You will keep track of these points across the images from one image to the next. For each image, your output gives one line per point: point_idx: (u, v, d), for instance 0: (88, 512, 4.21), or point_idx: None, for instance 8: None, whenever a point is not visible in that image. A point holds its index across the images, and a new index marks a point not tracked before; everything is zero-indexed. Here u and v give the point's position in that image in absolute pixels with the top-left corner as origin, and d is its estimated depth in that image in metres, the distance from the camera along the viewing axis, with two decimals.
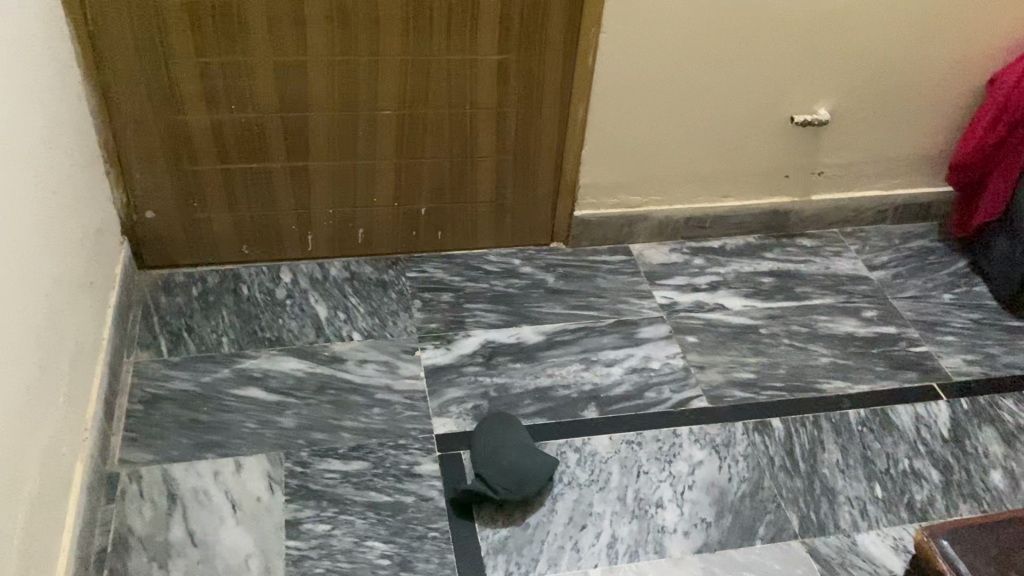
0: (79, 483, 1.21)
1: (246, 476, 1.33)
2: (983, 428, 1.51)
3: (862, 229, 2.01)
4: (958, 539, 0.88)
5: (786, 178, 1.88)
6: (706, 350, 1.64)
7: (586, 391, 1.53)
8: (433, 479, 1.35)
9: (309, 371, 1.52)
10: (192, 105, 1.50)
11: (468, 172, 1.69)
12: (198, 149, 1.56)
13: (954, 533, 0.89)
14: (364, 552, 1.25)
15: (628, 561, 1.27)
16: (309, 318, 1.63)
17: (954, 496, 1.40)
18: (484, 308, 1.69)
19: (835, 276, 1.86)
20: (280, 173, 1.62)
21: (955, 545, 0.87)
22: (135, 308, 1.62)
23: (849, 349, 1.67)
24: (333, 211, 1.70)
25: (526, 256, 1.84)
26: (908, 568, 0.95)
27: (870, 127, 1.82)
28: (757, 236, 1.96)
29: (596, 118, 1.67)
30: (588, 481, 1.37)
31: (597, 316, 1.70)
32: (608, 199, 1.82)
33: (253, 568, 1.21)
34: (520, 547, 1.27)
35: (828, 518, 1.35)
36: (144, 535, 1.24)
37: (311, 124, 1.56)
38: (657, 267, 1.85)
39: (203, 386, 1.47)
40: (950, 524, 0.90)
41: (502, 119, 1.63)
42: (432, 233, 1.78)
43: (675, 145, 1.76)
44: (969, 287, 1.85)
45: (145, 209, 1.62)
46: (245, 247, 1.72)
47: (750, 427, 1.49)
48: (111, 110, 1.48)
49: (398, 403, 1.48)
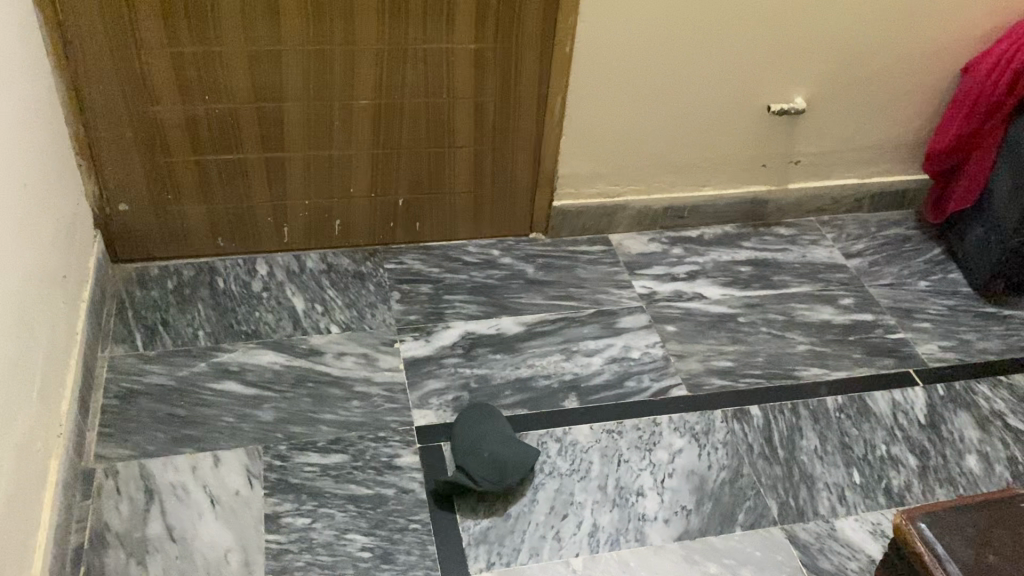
0: (54, 479, 1.19)
1: (225, 471, 1.32)
2: (958, 414, 1.53)
3: (838, 217, 2.02)
4: (936, 522, 0.89)
5: (763, 167, 1.88)
6: (685, 338, 1.65)
7: (566, 381, 1.53)
8: (414, 471, 1.35)
9: (288, 364, 1.51)
10: (165, 96, 1.48)
11: (445, 162, 1.69)
12: (172, 140, 1.54)
13: (932, 517, 0.89)
14: (345, 545, 1.24)
15: (609, 549, 1.27)
16: (286, 310, 1.62)
17: (930, 480, 1.41)
18: (463, 299, 1.69)
19: (812, 264, 1.87)
20: (255, 164, 1.60)
21: (933, 528, 0.88)
22: (109, 302, 1.60)
23: (826, 336, 1.68)
24: (309, 202, 1.69)
25: (505, 246, 1.84)
26: (887, 551, 0.95)
27: (846, 115, 1.83)
28: (735, 225, 1.97)
29: (573, 107, 1.67)
30: (569, 471, 1.38)
31: (576, 306, 1.70)
32: (587, 188, 1.82)
33: (233, 563, 1.20)
34: (501, 538, 1.27)
35: (807, 504, 1.36)
36: (121, 532, 1.22)
37: (286, 115, 1.55)
38: (636, 257, 1.85)
39: (180, 380, 1.46)
40: (928, 507, 0.91)
41: (479, 109, 1.62)
42: (410, 224, 1.77)
43: (652, 135, 1.76)
44: (944, 274, 1.87)
45: (118, 202, 1.60)
46: (220, 239, 1.70)
47: (729, 415, 1.49)
48: (82, 101, 1.46)
49: (377, 395, 1.47)
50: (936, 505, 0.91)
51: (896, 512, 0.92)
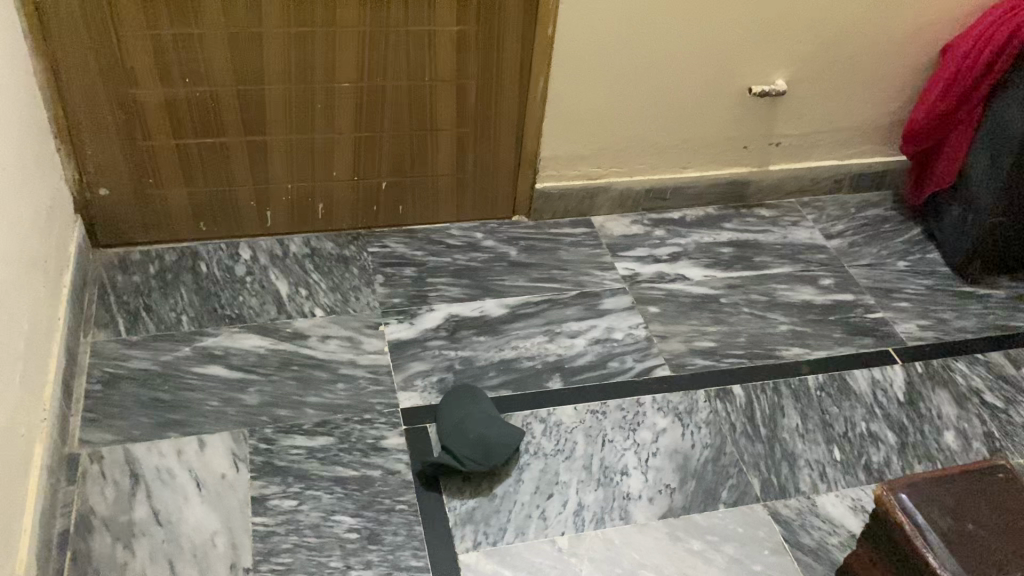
0: (38, 464, 1.19)
1: (210, 454, 1.32)
2: (936, 391, 1.55)
3: (818, 198, 2.04)
4: (915, 492, 0.91)
5: (744, 148, 1.89)
6: (668, 319, 1.66)
7: (550, 363, 1.54)
8: (400, 453, 1.36)
9: (272, 348, 1.51)
10: (145, 79, 1.47)
11: (427, 145, 1.68)
12: (152, 124, 1.52)
13: (911, 487, 0.91)
14: (332, 527, 1.25)
15: (594, 528, 1.29)
16: (270, 294, 1.62)
17: (909, 457, 1.44)
18: (447, 282, 1.69)
19: (793, 245, 1.89)
20: (236, 147, 1.59)
21: (913, 497, 0.90)
22: (91, 287, 1.59)
23: (807, 316, 1.70)
24: (291, 185, 1.68)
25: (488, 229, 1.84)
26: (870, 523, 0.97)
27: (826, 97, 1.84)
28: (716, 207, 1.98)
29: (555, 90, 1.67)
30: (554, 451, 1.39)
31: (560, 288, 1.71)
32: (568, 170, 1.82)
33: (220, 546, 1.20)
34: (487, 518, 1.28)
35: (789, 481, 1.38)
36: (107, 516, 1.22)
37: (267, 98, 1.54)
38: (618, 239, 1.86)
39: (164, 365, 1.45)
40: (908, 478, 0.93)
41: (462, 91, 1.62)
42: (393, 208, 1.77)
43: (634, 118, 1.77)
44: (923, 254, 1.89)
45: (98, 186, 1.58)
46: (202, 223, 1.69)
47: (712, 394, 1.51)
48: (60, 84, 1.44)
49: (363, 377, 1.47)
50: (915, 477, 0.93)
51: (877, 483, 0.94)
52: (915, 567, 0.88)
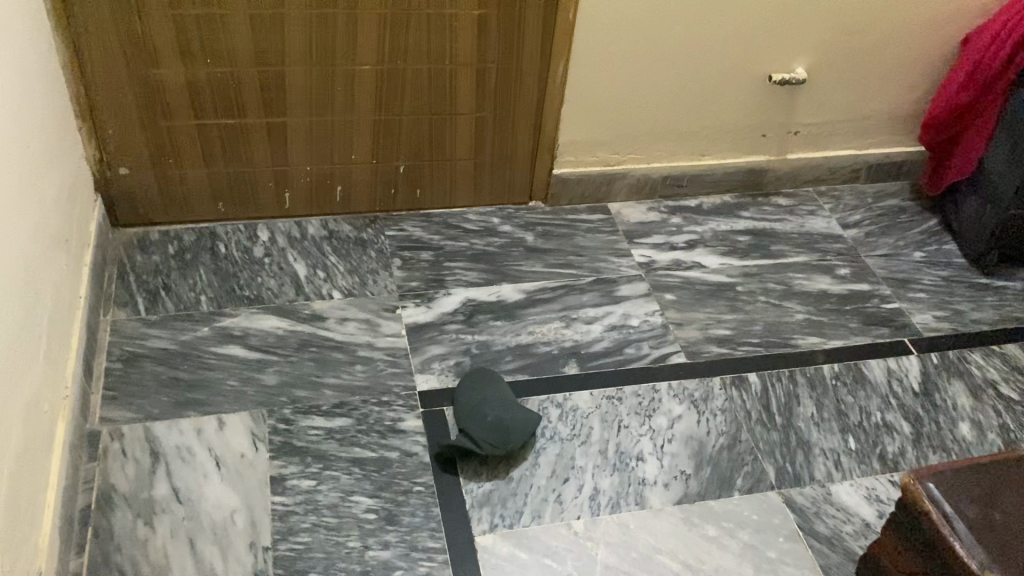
0: (62, 440, 1.20)
1: (229, 434, 1.33)
2: (952, 382, 1.56)
3: (835, 188, 2.03)
4: (944, 482, 0.92)
5: (763, 136, 1.89)
6: (684, 306, 1.66)
7: (567, 348, 1.54)
8: (417, 435, 1.36)
9: (290, 330, 1.51)
10: (167, 58, 1.47)
11: (446, 129, 1.68)
12: (173, 104, 1.53)
13: (939, 476, 0.93)
14: (350, 507, 1.26)
15: (610, 512, 1.30)
16: (288, 276, 1.62)
17: (924, 447, 1.44)
18: (464, 266, 1.69)
19: (810, 234, 1.89)
20: (256, 128, 1.60)
21: (941, 488, 0.91)
22: (111, 266, 1.60)
23: (823, 305, 1.70)
24: (310, 168, 1.68)
25: (505, 214, 1.84)
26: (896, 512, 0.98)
27: (845, 86, 1.84)
28: (733, 195, 1.98)
29: (575, 75, 1.66)
30: (570, 436, 1.39)
31: (576, 274, 1.71)
32: (587, 156, 1.82)
33: (239, 524, 1.22)
34: (504, 500, 1.29)
35: (803, 469, 1.38)
36: (128, 493, 1.23)
37: (287, 80, 1.54)
38: (635, 226, 1.86)
39: (183, 344, 1.46)
40: (936, 467, 0.94)
41: (482, 74, 1.62)
42: (411, 191, 1.78)
43: (653, 104, 1.76)
44: (940, 245, 1.88)
45: (118, 165, 1.59)
46: (221, 204, 1.70)
47: (728, 382, 1.51)
48: (83, 63, 1.45)
49: (380, 360, 1.48)
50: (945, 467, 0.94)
51: (905, 473, 0.96)
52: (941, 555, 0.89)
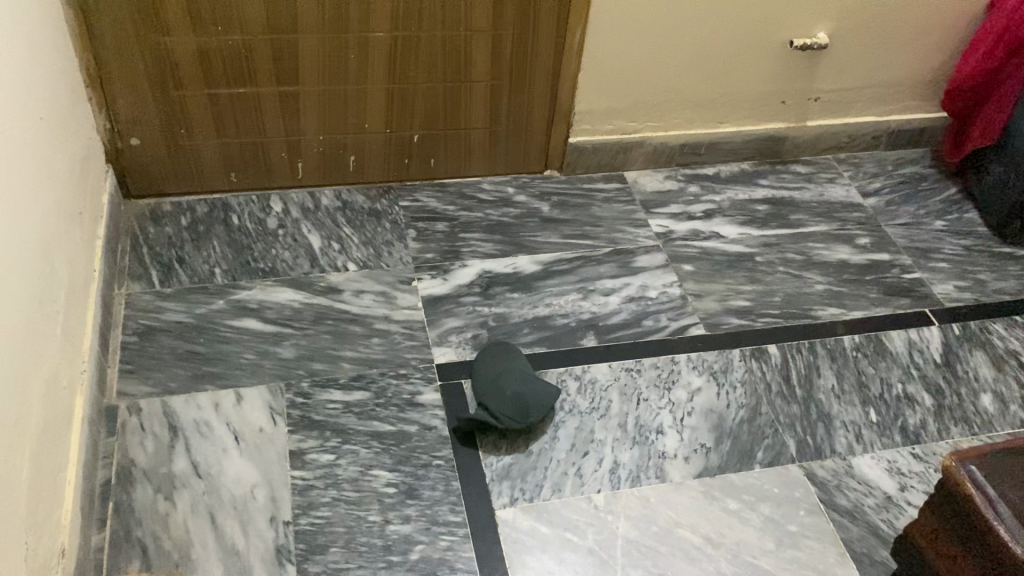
0: (80, 415, 1.19)
1: (248, 408, 1.33)
2: (974, 353, 1.54)
3: (855, 155, 2.00)
4: (985, 464, 0.93)
5: (782, 103, 1.85)
6: (702, 277, 1.64)
7: (585, 320, 1.53)
8: (436, 408, 1.36)
9: (306, 302, 1.50)
10: (177, 27, 1.44)
11: (460, 97, 1.66)
12: (184, 73, 1.50)
13: (980, 459, 0.94)
14: (370, 481, 1.25)
15: (630, 486, 1.29)
16: (302, 248, 1.61)
17: (946, 419, 1.43)
18: (479, 237, 1.68)
19: (829, 203, 1.86)
20: (269, 98, 1.57)
21: (983, 469, 0.93)
22: (124, 239, 1.58)
23: (843, 276, 1.68)
24: (323, 137, 1.66)
25: (520, 184, 1.82)
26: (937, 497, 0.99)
27: (867, 51, 1.80)
28: (751, 163, 1.95)
29: (593, 42, 1.63)
30: (589, 409, 1.38)
31: (593, 245, 1.69)
32: (603, 125, 1.79)
33: (259, 498, 1.21)
34: (524, 474, 1.29)
35: (824, 442, 1.38)
36: (148, 468, 1.23)
37: (300, 48, 1.51)
38: (652, 195, 1.83)
39: (198, 318, 1.45)
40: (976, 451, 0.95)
41: (498, 41, 1.58)
42: (425, 161, 1.75)
43: (672, 70, 1.73)
44: (961, 214, 1.86)
45: (129, 136, 1.57)
46: (234, 175, 1.68)
47: (747, 354, 1.50)
48: (93, 31, 1.42)
49: (398, 333, 1.47)
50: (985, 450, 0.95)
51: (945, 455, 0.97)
52: (983, 539, 0.90)
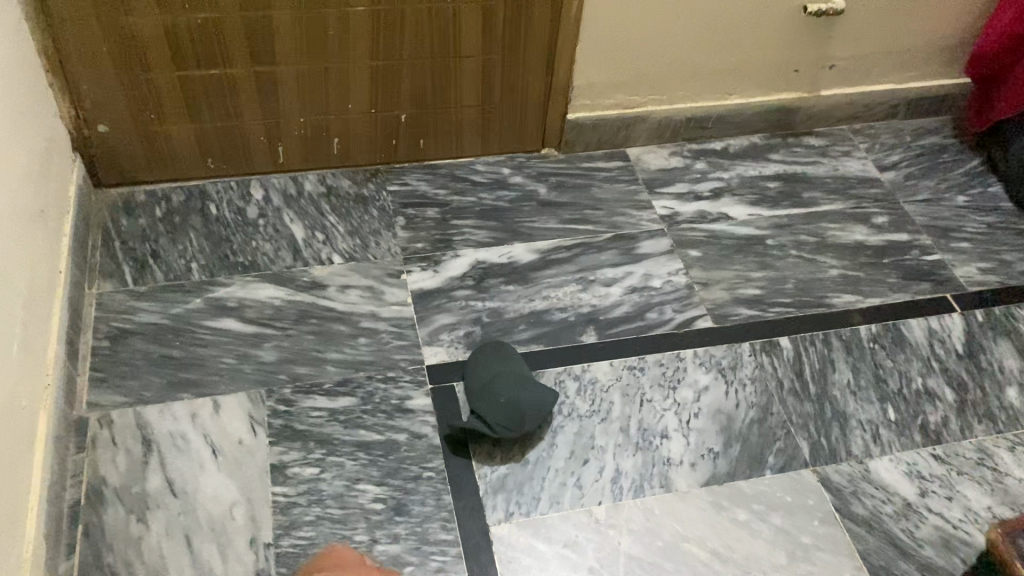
0: (44, 434, 1.12)
1: (226, 418, 1.25)
2: (998, 342, 1.45)
3: (871, 125, 1.89)
4: None
5: (795, 73, 1.74)
6: (709, 264, 1.55)
7: (584, 314, 1.44)
8: (426, 415, 1.28)
9: (288, 300, 1.42)
10: (140, 6, 1.33)
11: (450, 74, 1.55)
12: (151, 55, 1.39)
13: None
14: (356, 497, 1.18)
15: (633, 497, 1.21)
16: (285, 239, 1.52)
17: (969, 416, 1.34)
18: (473, 224, 1.58)
19: (844, 179, 1.75)
20: (245, 80, 1.47)
21: None
22: (95, 232, 1.49)
23: (859, 259, 1.58)
24: (305, 119, 1.56)
25: (516, 163, 1.72)
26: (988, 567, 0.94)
27: (886, 16, 1.67)
28: (761, 136, 1.84)
29: (591, 12, 1.51)
30: (589, 413, 1.30)
31: (593, 230, 1.59)
32: (603, 99, 1.68)
33: (238, 518, 1.14)
34: (520, 486, 1.21)
35: (840, 444, 1.29)
36: (119, 487, 1.16)
37: (274, 25, 1.40)
38: (656, 173, 1.73)
39: (174, 319, 1.37)
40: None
41: (490, 14, 1.47)
42: (415, 141, 1.65)
43: (677, 40, 1.61)
44: (984, 188, 1.75)
45: (96, 122, 1.47)
46: (211, 161, 1.58)
47: (758, 348, 1.41)
48: (49, 13, 1.31)
49: (385, 332, 1.38)
50: None
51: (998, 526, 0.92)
52: None
